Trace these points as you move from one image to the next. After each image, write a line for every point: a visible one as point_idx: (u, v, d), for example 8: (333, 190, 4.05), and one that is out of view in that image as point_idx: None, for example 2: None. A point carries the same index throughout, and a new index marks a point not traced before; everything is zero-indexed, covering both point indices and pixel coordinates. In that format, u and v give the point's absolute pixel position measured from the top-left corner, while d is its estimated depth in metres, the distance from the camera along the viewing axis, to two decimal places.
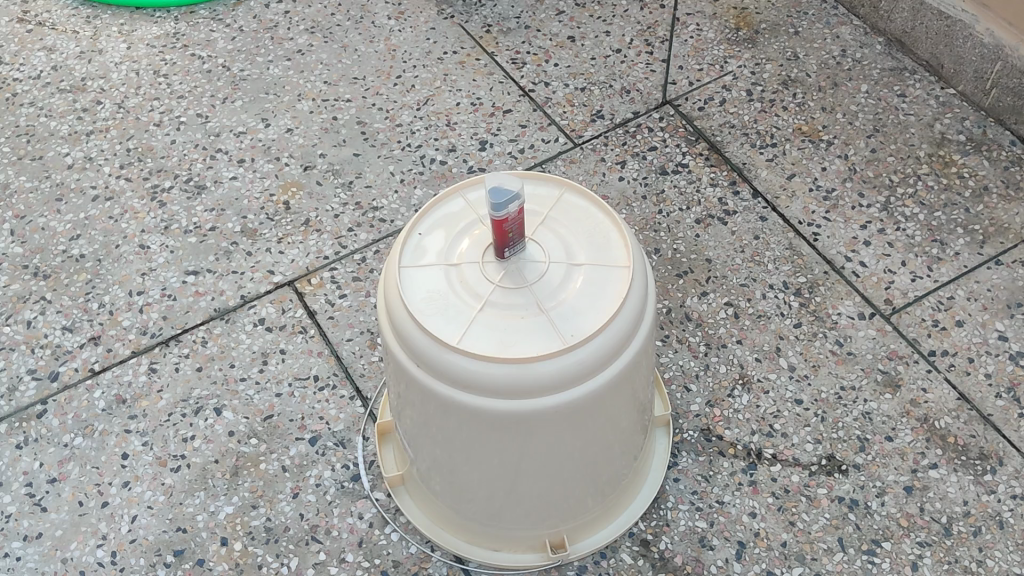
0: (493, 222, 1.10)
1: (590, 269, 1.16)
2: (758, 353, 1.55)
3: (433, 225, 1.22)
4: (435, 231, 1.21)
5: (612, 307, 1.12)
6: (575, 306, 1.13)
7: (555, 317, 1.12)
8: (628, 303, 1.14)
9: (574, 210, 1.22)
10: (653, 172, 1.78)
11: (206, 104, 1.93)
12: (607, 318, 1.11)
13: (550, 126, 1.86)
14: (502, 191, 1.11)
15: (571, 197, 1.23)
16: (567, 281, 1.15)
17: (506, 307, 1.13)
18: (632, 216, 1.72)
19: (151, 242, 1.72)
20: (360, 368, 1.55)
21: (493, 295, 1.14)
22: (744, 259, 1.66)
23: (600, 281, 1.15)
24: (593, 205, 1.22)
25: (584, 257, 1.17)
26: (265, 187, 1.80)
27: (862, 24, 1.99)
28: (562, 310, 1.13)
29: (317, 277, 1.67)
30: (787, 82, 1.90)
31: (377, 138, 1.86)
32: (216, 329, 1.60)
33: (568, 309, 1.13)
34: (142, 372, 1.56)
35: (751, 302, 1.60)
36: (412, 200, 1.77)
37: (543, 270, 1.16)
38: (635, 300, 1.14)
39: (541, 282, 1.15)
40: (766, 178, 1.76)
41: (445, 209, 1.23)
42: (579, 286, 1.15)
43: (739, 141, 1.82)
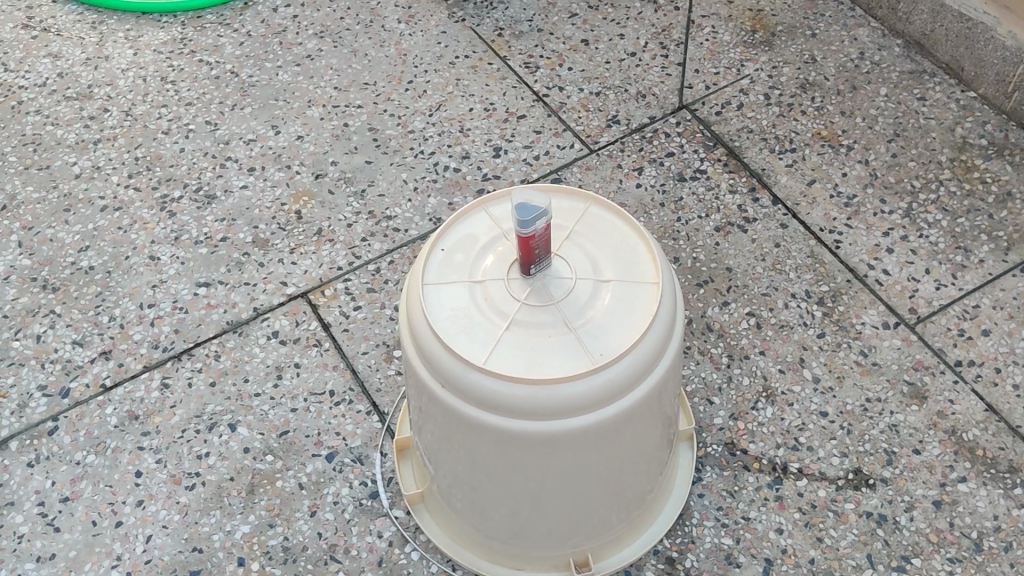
0: (520, 240, 1.07)
1: (617, 286, 1.13)
2: (782, 364, 1.52)
3: (456, 240, 1.19)
4: (458, 246, 1.18)
5: (642, 326, 1.09)
6: (603, 325, 1.10)
7: (583, 336, 1.09)
8: (657, 321, 1.11)
9: (599, 224, 1.19)
10: (671, 178, 1.76)
11: (215, 111, 1.90)
12: (636, 337, 1.08)
13: (565, 132, 1.84)
14: (529, 207, 1.08)
15: (596, 211, 1.20)
16: (594, 298, 1.12)
17: (532, 325, 1.10)
18: (650, 224, 1.69)
19: (161, 253, 1.70)
20: (376, 383, 1.53)
21: (518, 313, 1.11)
22: (766, 268, 1.63)
23: (628, 299, 1.12)
24: (619, 219, 1.19)
25: (611, 273, 1.15)
26: (276, 197, 1.77)
27: (879, 26, 1.96)
28: (589, 328, 1.10)
29: (331, 288, 1.64)
30: (805, 86, 1.87)
31: (389, 144, 1.83)
32: (228, 343, 1.58)
33: (596, 327, 1.10)
34: (155, 388, 1.54)
35: (774, 312, 1.58)
36: (426, 209, 1.74)
37: (570, 287, 1.13)
38: (664, 318, 1.11)
39: (568, 299, 1.12)
40: (786, 184, 1.73)
41: (468, 223, 1.20)
42: (607, 304, 1.12)
43: (757, 146, 1.79)
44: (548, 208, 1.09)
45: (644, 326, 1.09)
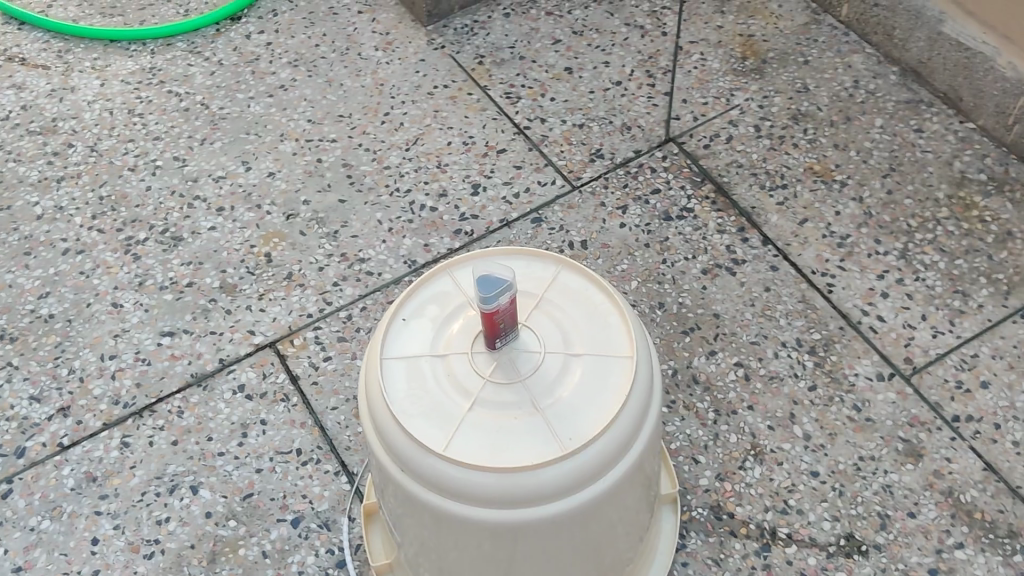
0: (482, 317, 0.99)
1: (589, 361, 1.06)
2: (771, 420, 1.45)
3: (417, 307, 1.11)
4: (420, 314, 1.10)
5: (615, 404, 1.02)
6: (574, 404, 1.02)
7: (552, 418, 1.01)
8: (632, 400, 1.03)
9: (571, 290, 1.11)
10: (657, 217, 1.68)
11: (183, 146, 1.83)
12: (609, 419, 1.00)
13: (547, 167, 1.76)
14: (492, 280, 1.01)
15: (567, 275, 1.13)
16: (565, 374, 1.05)
17: (498, 405, 1.03)
18: (634, 266, 1.62)
19: (124, 300, 1.63)
20: (346, 441, 1.46)
21: (483, 391, 1.03)
22: (755, 313, 1.56)
23: (601, 374, 1.05)
24: (592, 285, 1.12)
25: (584, 344, 1.07)
26: (245, 238, 1.69)
27: (875, 52, 1.89)
28: (559, 408, 1.02)
29: (300, 337, 1.57)
30: (797, 116, 1.80)
31: (364, 182, 1.76)
32: (192, 398, 1.51)
33: (565, 406, 1.02)
34: (114, 447, 1.47)
35: (763, 362, 1.50)
36: (401, 250, 1.66)
37: (538, 362, 1.05)
38: (640, 395, 1.04)
39: (537, 376, 1.04)
40: (776, 223, 1.66)
41: (431, 289, 1.12)
42: (578, 381, 1.04)
43: (747, 182, 1.71)
44: (513, 281, 1.01)
45: (619, 404, 1.02)
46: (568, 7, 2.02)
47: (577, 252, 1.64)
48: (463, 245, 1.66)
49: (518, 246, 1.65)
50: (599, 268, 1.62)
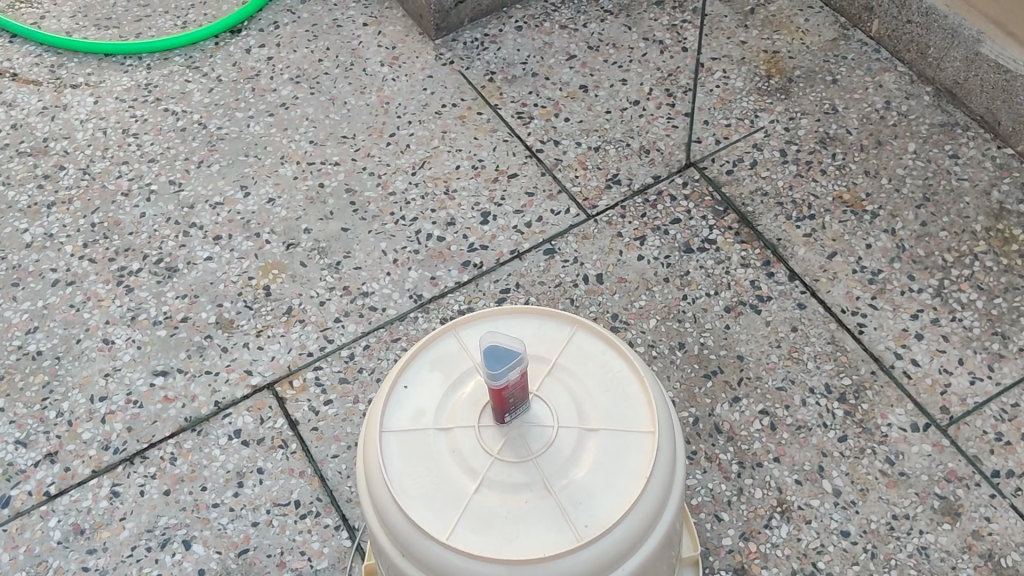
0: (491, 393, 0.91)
1: (607, 436, 0.97)
2: (799, 474, 1.36)
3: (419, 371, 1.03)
4: (422, 380, 1.02)
5: (635, 488, 0.93)
6: (590, 486, 0.94)
7: (565, 502, 0.93)
8: (653, 482, 0.94)
9: (587, 355, 1.02)
10: (677, 250, 1.58)
11: (179, 169, 1.75)
12: (628, 505, 0.92)
13: (560, 193, 1.67)
14: (503, 355, 0.92)
15: (583, 337, 1.04)
16: (579, 452, 0.96)
17: (506, 486, 0.94)
18: (653, 302, 1.53)
19: (116, 336, 1.55)
20: (346, 493, 1.38)
21: (490, 470, 0.95)
22: (781, 356, 1.47)
23: (620, 452, 0.96)
24: (610, 348, 1.03)
25: (601, 416, 0.98)
26: (243, 269, 1.61)
27: (908, 71, 1.79)
28: (572, 491, 0.94)
29: (300, 378, 1.49)
30: (825, 140, 1.70)
31: (368, 209, 1.68)
32: (186, 444, 1.43)
33: (580, 488, 0.94)
34: (103, 496, 1.39)
35: (789, 410, 1.42)
36: (406, 283, 1.58)
37: (551, 437, 0.96)
38: (662, 475, 0.95)
39: (549, 453, 0.96)
40: (803, 257, 1.56)
41: (435, 351, 1.04)
42: (594, 459, 0.96)
43: (773, 212, 1.62)
44: (524, 352, 0.93)
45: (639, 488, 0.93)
46: (583, 20, 1.93)
47: (592, 287, 1.55)
48: (472, 278, 1.57)
49: (530, 279, 1.56)
50: (616, 304, 1.53)
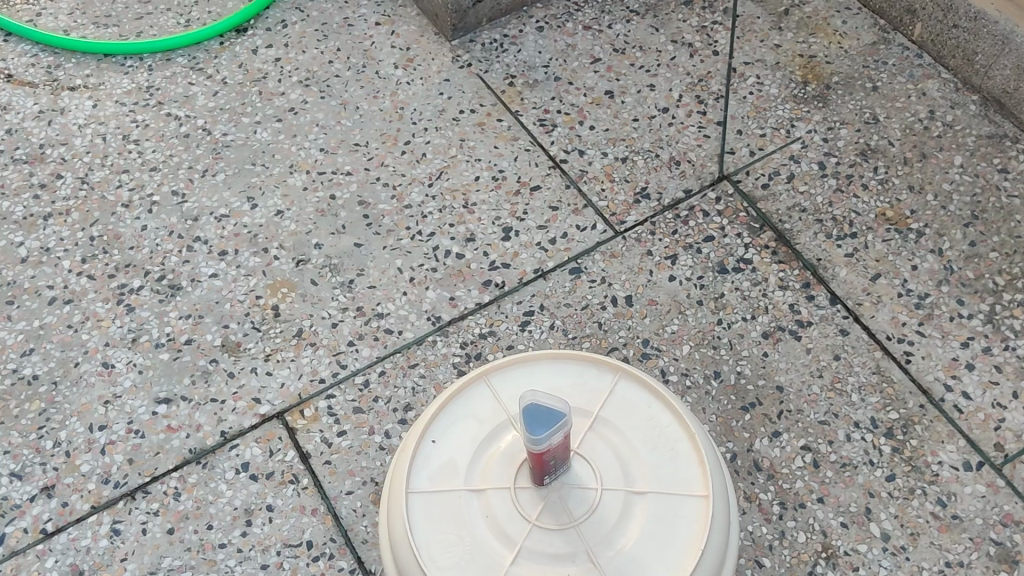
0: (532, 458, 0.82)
1: (655, 501, 0.95)
2: (844, 516, 1.28)
3: (448, 425, 1.01)
4: (451, 436, 0.99)
5: (686, 562, 0.91)
6: (638, 558, 0.92)
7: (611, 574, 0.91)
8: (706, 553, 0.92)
9: (632, 410, 1.00)
10: (710, 270, 1.49)
11: (183, 179, 1.66)
12: None
13: (586, 208, 1.57)
14: (546, 413, 0.83)
15: (625, 390, 1.02)
16: (627, 519, 0.94)
17: (548, 556, 0.92)
18: (685, 326, 1.44)
19: (116, 359, 1.46)
20: (362, 533, 1.29)
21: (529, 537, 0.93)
22: (823, 387, 1.38)
23: (670, 520, 0.94)
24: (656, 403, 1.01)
25: (649, 480, 0.96)
26: (250, 287, 1.52)
27: (952, 78, 1.69)
28: (620, 562, 0.92)
29: (311, 407, 1.40)
30: (866, 152, 1.61)
31: (382, 223, 1.58)
32: (190, 478, 1.35)
33: (628, 560, 0.92)
34: (103, 535, 1.31)
35: (833, 446, 1.33)
36: (424, 304, 1.49)
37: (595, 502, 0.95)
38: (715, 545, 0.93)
39: (594, 519, 0.94)
40: (845, 279, 1.48)
41: (464, 403, 1.02)
42: (643, 527, 0.93)
43: (812, 229, 1.53)
44: (568, 411, 0.84)
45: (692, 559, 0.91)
46: (607, 21, 1.83)
47: (621, 310, 1.46)
48: (493, 299, 1.48)
49: (555, 301, 1.47)
50: (646, 329, 1.44)
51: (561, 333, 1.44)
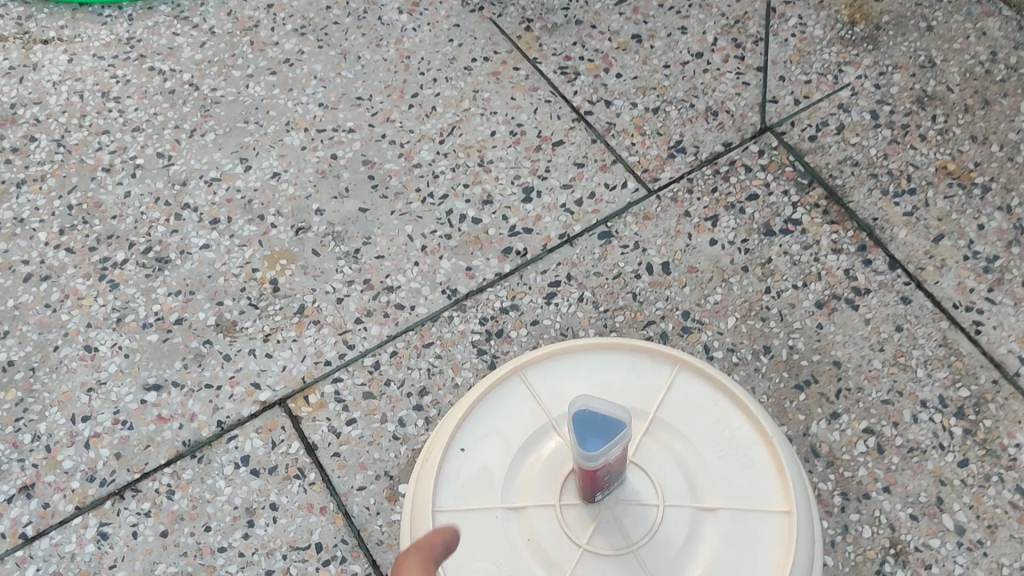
0: (590, 467, 0.85)
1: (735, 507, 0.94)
2: (913, 507, 1.14)
3: (481, 432, 1.02)
4: (482, 445, 1.00)
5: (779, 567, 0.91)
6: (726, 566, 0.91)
7: None
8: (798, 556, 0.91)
9: (692, 412, 1.01)
10: (756, 232, 1.35)
11: (169, 139, 1.51)
12: None
13: (615, 164, 1.42)
14: (609, 431, 0.86)
15: (678, 390, 1.03)
16: (707, 527, 0.94)
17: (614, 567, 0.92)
18: (730, 296, 1.30)
19: (100, 342, 1.33)
20: (376, 533, 1.16)
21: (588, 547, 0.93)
22: (885, 361, 1.24)
23: (754, 525, 0.94)
24: (718, 403, 1.01)
25: (726, 487, 0.96)
26: (245, 259, 1.38)
27: (1014, 16, 1.53)
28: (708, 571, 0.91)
29: (316, 392, 1.26)
30: (922, 99, 1.46)
31: (390, 185, 1.43)
32: (185, 474, 1.22)
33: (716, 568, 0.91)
34: (90, 539, 1.18)
35: (898, 428, 1.19)
36: (438, 275, 1.35)
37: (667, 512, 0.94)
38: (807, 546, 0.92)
39: (665, 529, 0.94)
40: (905, 240, 1.33)
41: (497, 408, 1.03)
42: (725, 535, 0.93)
43: (866, 186, 1.38)
44: (626, 421, 0.87)
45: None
46: None
47: (657, 279, 1.31)
48: (515, 268, 1.34)
49: (584, 269, 1.33)
50: (686, 299, 1.29)
51: (591, 306, 1.30)
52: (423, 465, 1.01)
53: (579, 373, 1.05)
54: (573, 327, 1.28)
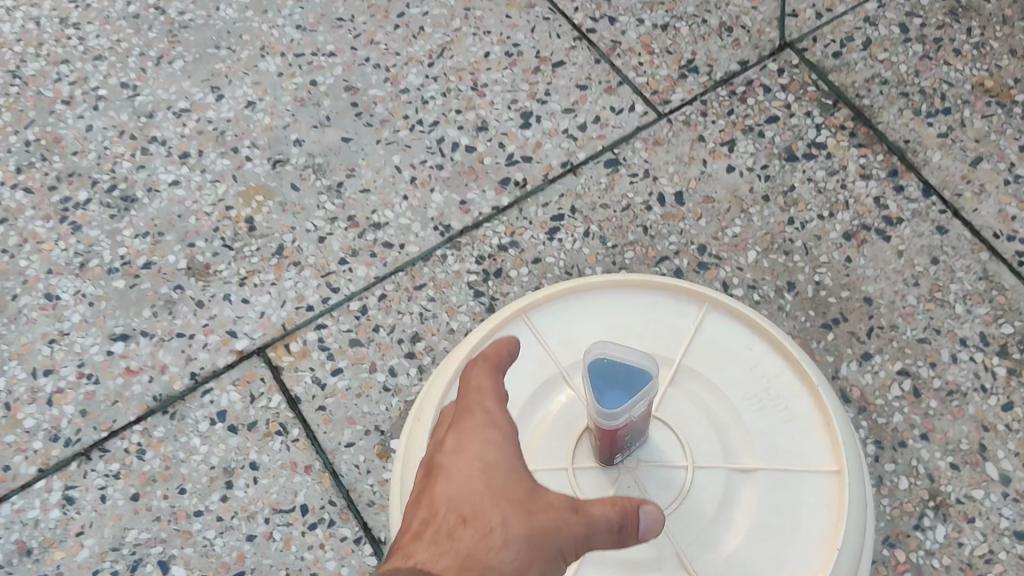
0: (614, 414, 0.77)
1: (779, 466, 0.86)
2: (954, 456, 1.04)
3: None
4: None
5: (831, 532, 0.82)
6: (770, 530, 0.83)
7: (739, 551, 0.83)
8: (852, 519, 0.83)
9: (724, 358, 0.92)
10: (777, 157, 1.23)
11: (134, 68, 1.38)
12: (826, 556, 0.82)
13: (621, 86, 1.30)
14: (637, 378, 0.79)
15: (706, 335, 0.93)
16: (748, 488, 0.85)
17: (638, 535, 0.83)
18: (750, 228, 1.18)
19: (62, 290, 1.21)
20: (367, 494, 1.06)
21: None
22: (920, 297, 1.13)
23: (800, 485, 0.85)
24: (753, 348, 0.92)
25: (767, 442, 0.87)
26: (218, 196, 1.26)
27: None
28: (752, 536, 0.83)
29: (298, 340, 1.15)
30: (956, 11, 1.33)
31: (375, 112, 1.31)
32: (157, 432, 1.11)
33: (760, 534, 0.83)
34: (54, 504, 1.08)
35: (936, 370, 1.09)
36: (429, 211, 1.23)
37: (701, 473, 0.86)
38: (861, 507, 0.84)
39: (699, 492, 0.85)
40: (940, 164, 1.21)
41: None
42: (769, 496, 0.85)
43: (896, 105, 1.26)
44: (650, 370, 0.79)
45: (830, 554, 0.81)
46: None
47: (670, 210, 1.20)
48: (513, 201, 1.23)
49: (589, 202, 1.22)
50: (702, 232, 1.18)
51: (598, 242, 1.19)
52: (416, 420, 0.93)
53: (592, 315, 0.96)
54: (578, 266, 1.17)
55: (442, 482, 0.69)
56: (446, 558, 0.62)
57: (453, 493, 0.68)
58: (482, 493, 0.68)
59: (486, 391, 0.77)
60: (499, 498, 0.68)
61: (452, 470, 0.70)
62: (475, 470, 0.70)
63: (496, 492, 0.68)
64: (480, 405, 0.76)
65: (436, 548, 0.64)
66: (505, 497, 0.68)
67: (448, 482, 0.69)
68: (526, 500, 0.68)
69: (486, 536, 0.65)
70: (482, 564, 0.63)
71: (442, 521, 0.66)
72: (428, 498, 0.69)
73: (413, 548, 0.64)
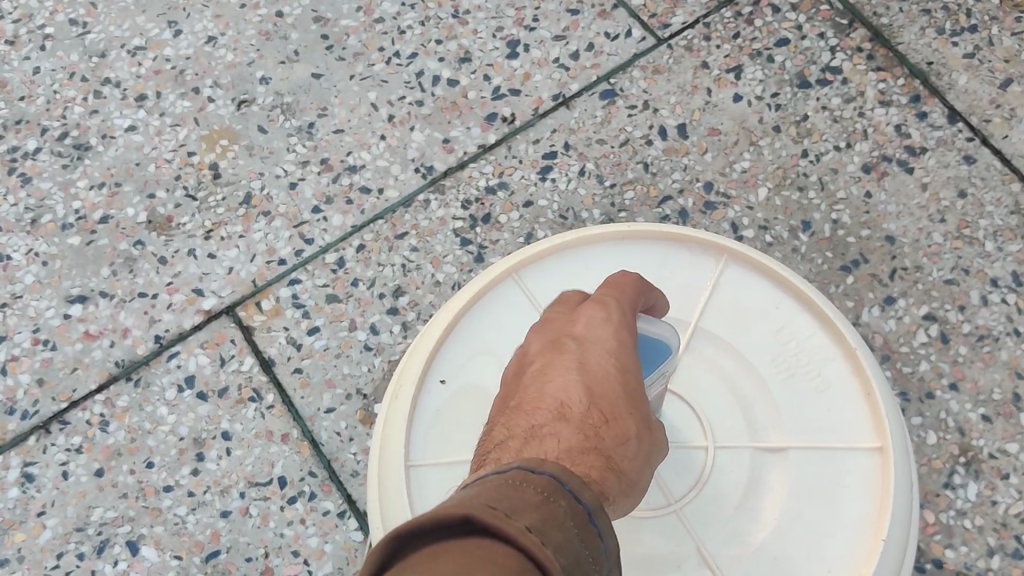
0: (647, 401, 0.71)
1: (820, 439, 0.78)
2: (986, 407, 0.96)
3: (461, 360, 0.84)
4: (464, 376, 0.83)
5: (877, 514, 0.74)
6: (809, 515, 0.76)
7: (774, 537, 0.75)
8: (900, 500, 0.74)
9: (744, 319, 0.84)
10: (788, 84, 1.13)
11: (82, 2, 1.26)
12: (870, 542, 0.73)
13: (616, 9, 1.19)
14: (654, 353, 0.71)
15: (723, 293, 0.85)
16: (784, 466, 0.78)
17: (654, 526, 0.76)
18: (760, 162, 1.09)
19: (12, 249, 1.11)
20: (350, 464, 0.98)
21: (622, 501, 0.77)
22: (947, 234, 1.04)
23: (840, 463, 0.77)
24: (781, 307, 0.83)
25: (800, 416, 0.79)
26: (180, 141, 1.16)
27: None
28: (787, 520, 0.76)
29: (270, 297, 1.06)
30: None
31: (347, 45, 1.20)
32: (120, 402, 1.02)
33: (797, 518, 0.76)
34: (13, 483, 1.00)
35: (965, 313, 1.00)
36: (409, 151, 1.13)
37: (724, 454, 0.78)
38: (906, 487, 0.76)
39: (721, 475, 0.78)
40: (966, 88, 1.11)
41: (484, 325, 0.85)
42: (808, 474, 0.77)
43: (917, 23, 1.15)
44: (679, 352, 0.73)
45: (873, 543, 0.73)
46: None
47: (672, 145, 1.10)
48: (500, 139, 1.12)
49: (584, 137, 1.12)
50: (708, 167, 1.09)
51: (594, 181, 1.09)
52: (392, 397, 0.83)
53: (595, 275, 0.87)
54: (574, 209, 1.08)
55: (574, 373, 0.63)
56: (592, 454, 0.59)
57: (590, 386, 0.62)
58: (620, 394, 0.62)
59: (632, 293, 0.68)
60: (635, 404, 0.62)
61: (588, 357, 0.64)
62: (611, 365, 0.63)
63: (631, 399, 0.63)
64: (621, 300, 0.68)
65: (581, 439, 0.59)
66: (638, 408, 0.63)
67: (583, 371, 0.63)
68: (652, 410, 0.65)
69: (622, 445, 0.61)
70: (618, 468, 0.60)
71: (582, 412, 0.61)
72: (558, 380, 0.63)
73: (559, 432, 0.60)
